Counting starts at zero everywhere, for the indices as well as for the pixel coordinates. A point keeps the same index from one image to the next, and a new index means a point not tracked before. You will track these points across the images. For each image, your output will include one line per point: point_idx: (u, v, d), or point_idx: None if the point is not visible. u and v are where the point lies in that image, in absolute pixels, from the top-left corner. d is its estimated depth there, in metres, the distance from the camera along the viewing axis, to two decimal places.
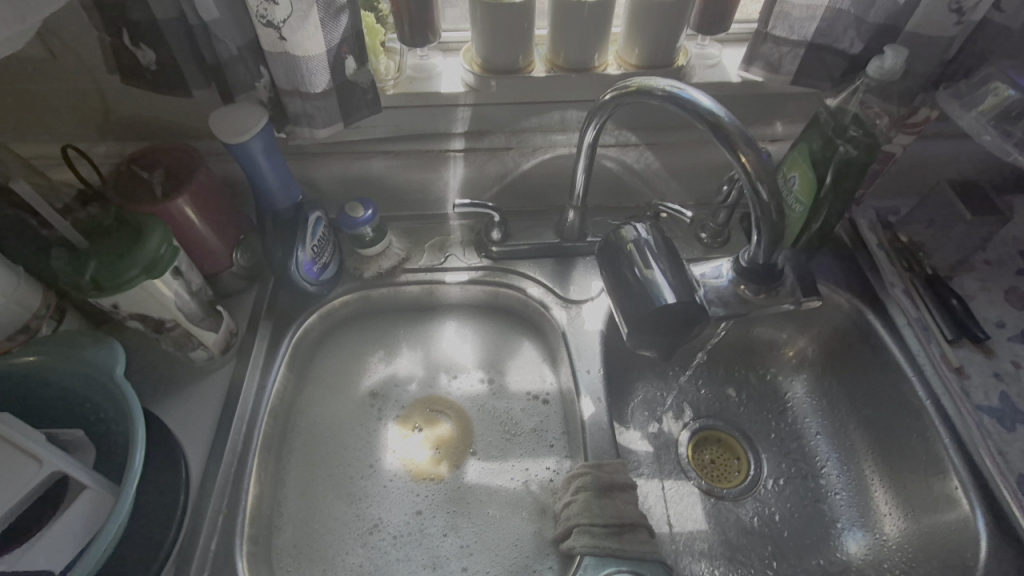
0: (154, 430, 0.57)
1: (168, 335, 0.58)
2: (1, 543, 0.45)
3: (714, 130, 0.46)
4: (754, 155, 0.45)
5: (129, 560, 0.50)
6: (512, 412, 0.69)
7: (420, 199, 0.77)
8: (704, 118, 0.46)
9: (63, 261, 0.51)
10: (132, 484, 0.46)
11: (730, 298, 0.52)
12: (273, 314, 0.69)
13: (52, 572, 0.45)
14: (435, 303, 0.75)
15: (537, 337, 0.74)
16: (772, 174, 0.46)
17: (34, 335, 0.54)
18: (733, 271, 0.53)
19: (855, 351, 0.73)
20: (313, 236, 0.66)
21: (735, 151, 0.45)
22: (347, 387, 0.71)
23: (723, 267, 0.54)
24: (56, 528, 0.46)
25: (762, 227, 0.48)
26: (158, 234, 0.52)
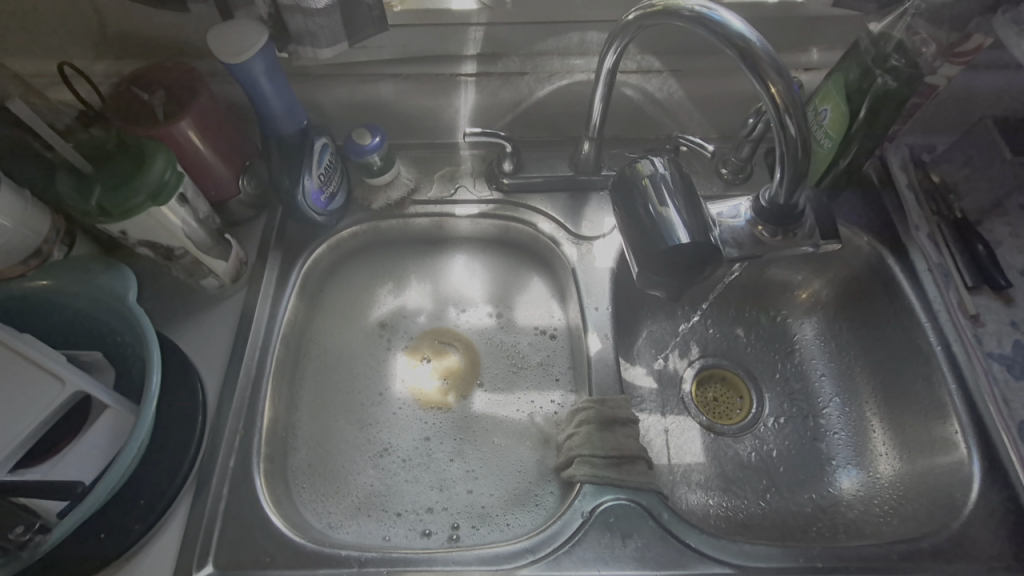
0: (170, 354, 0.59)
1: (178, 262, 0.58)
2: (35, 454, 0.48)
3: (743, 57, 0.42)
4: (785, 86, 0.42)
5: (155, 473, 0.53)
6: (520, 346, 0.70)
7: (430, 127, 0.74)
8: (733, 44, 0.42)
9: (67, 184, 0.50)
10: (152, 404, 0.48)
11: (745, 239, 0.51)
12: (282, 244, 0.69)
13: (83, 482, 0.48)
14: (444, 236, 0.74)
15: (547, 273, 0.73)
16: (802, 108, 0.43)
17: (47, 260, 0.53)
18: (751, 212, 0.51)
19: (870, 296, 0.71)
20: (320, 164, 0.64)
21: (765, 81, 0.42)
22: (357, 318, 0.72)
23: (741, 207, 0.52)
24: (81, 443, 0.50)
25: (787, 166, 0.45)
26: (162, 158, 0.51)
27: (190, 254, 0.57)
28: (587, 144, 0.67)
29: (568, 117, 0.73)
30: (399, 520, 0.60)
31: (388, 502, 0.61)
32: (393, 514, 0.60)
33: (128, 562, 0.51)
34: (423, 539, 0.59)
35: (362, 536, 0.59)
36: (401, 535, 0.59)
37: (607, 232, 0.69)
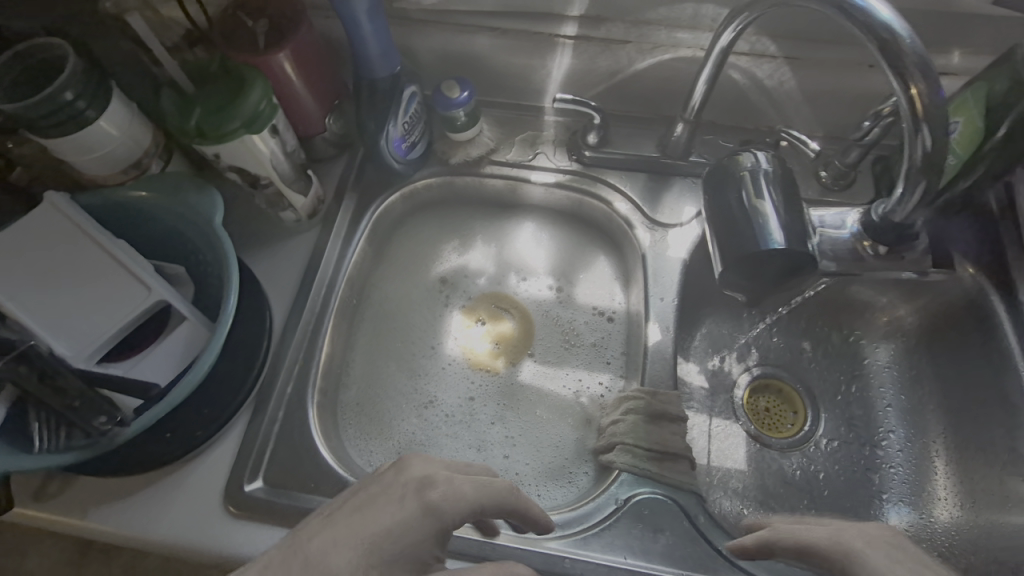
0: (245, 279, 0.62)
1: (262, 192, 0.60)
2: (120, 350, 0.53)
3: (885, 52, 0.38)
4: (928, 88, 0.38)
5: (220, 387, 0.56)
6: (576, 323, 0.69)
7: (518, 87, 0.71)
8: (877, 35, 0.38)
9: (171, 103, 0.52)
10: (226, 325, 0.50)
11: (845, 254, 0.48)
12: (358, 187, 0.69)
13: (157, 385, 0.52)
14: (516, 200, 0.73)
15: (615, 254, 0.71)
16: (943, 118, 0.38)
17: (145, 173, 0.57)
18: (860, 224, 0.48)
19: (964, 331, 0.66)
20: (405, 112, 0.63)
21: (906, 81, 0.38)
22: (420, 271, 0.72)
23: (847, 218, 0.49)
24: (162, 350, 0.53)
25: (915, 181, 0.41)
26: (260, 89, 0.52)
27: (274, 185, 0.58)
28: (682, 125, 0.64)
29: (665, 94, 0.69)
30: None
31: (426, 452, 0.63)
32: None
33: (191, 462, 0.55)
34: None
35: None
36: None
37: (685, 221, 0.66)
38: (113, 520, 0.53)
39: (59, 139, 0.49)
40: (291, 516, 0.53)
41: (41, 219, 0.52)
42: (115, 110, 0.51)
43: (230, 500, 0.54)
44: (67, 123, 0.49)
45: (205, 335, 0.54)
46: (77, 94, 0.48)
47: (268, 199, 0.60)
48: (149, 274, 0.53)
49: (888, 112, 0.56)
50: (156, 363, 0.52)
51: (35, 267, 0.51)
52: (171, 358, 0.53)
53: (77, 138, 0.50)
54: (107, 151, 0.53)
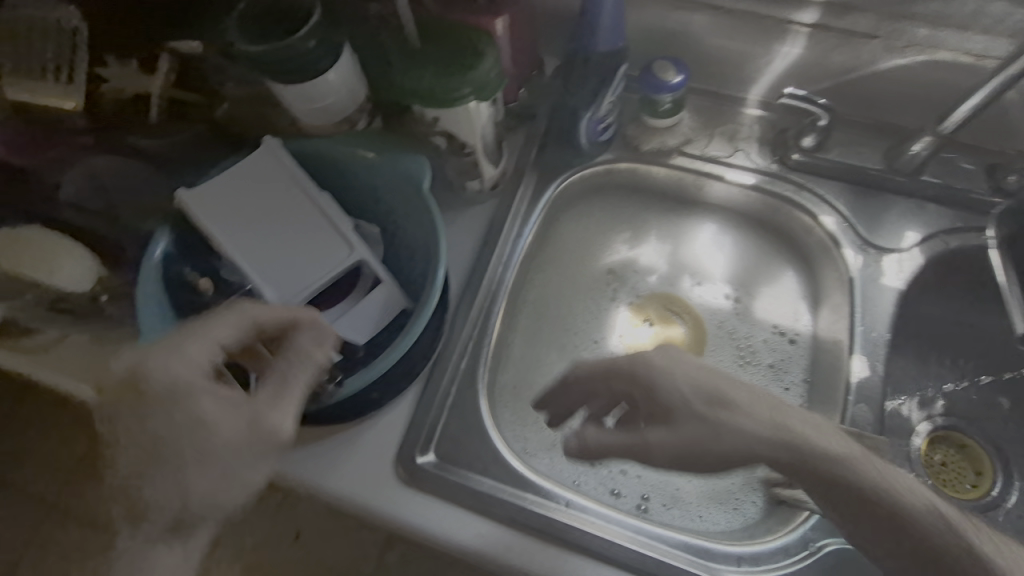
0: None
1: (458, 160, 0.57)
2: (321, 303, 0.53)
3: None
4: None
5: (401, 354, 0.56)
6: (753, 340, 0.64)
7: (726, 72, 0.64)
8: None
9: (399, 60, 0.49)
10: (436, 297, 0.49)
11: None
12: (539, 164, 0.66)
13: (356, 343, 0.53)
14: (701, 198, 0.68)
15: (805, 271, 0.65)
16: None
17: (354, 129, 0.54)
18: None
19: None
20: (613, 91, 0.59)
21: None
22: (585, 259, 0.69)
23: None
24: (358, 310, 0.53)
25: None
26: (494, 55, 0.48)
27: (476, 154, 0.56)
28: (926, 139, 0.57)
29: (900, 100, 0.60)
30: (591, 471, 0.60)
31: None
32: (585, 463, 0.61)
33: (365, 422, 0.56)
34: (611, 497, 0.59)
35: (553, 472, 0.60)
36: (591, 486, 0.59)
37: (905, 247, 0.59)
38: (292, 467, 0.55)
39: (290, 87, 0.48)
40: (461, 494, 0.53)
41: (256, 164, 0.52)
42: (344, 62, 0.48)
43: (402, 464, 0.54)
44: (302, 73, 0.47)
45: (402, 302, 0.54)
46: (316, 45, 0.47)
47: (463, 168, 0.57)
48: (353, 233, 0.52)
49: None
50: (353, 324, 0.53)
51: (251, 211, 0.51)
52: (368, 322, 0.53)
53: (306, 86, 0.48)
54: (327, 103, 0.50)
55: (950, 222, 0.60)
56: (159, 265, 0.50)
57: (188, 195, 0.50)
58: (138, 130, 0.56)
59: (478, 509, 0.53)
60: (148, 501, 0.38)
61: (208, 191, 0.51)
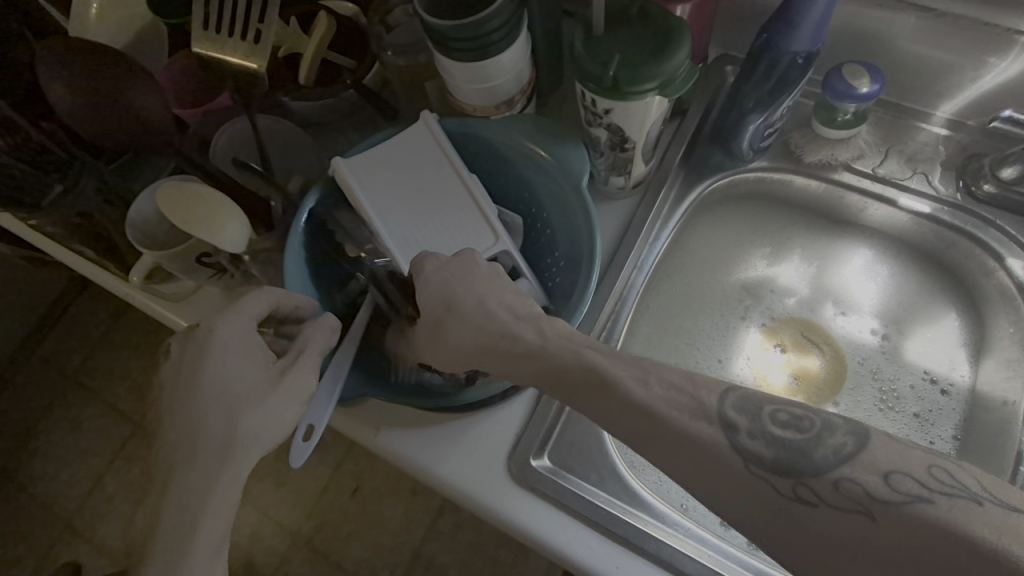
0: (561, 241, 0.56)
1: (613, 155, 0.53)
2: None
3: None
4: None
5: None
6: (897, 384, 0.59)
7: (918, 83, 0.57)
8: None
9: (579, 43, 0.46)
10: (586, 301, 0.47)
11: None
12: (687, 164, 0.61)
13: None
14: (859, 221, 0.61)
15: (972, 317, 0.58)
16: None
17: (511, 110, 0.52)
18: None
19: None
20: (791, 97, 0.53)
21: None
22: (718, 272, 0.65)
23: None
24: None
25: None
26: (687, 45, 0.44)
27: (636, 151, 0.52)
28: None
29: None
30: None
31: None
32: None
33: (476, 415, 0.53)
34: (722, 529, 0.55)
35: (662, 490, 0.56)
36: (701, 513, 0.55)
37: None
38: (397, 449, 0.53)
39: (460, 64, 0.46)
40: (573, 503, 0.49)
41: (411, 140, 0.51)
42: (518, 43, 0.47)
43: (514, 463, 0.51)
44: (478, 51, 0.45)
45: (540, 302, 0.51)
46: (499, 24, 0.44)
47: (615, 163, 0.53)
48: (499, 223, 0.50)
49: None
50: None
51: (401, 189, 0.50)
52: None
53: (478, 65, 0.46)
54: (494, 84, 0.49)
55: None
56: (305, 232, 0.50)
57: (343, 161, 0.49)
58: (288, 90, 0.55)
59: (590, 523, 0.49)
60: (175, 506, 0.40)
61: (363, 162, 0.50)
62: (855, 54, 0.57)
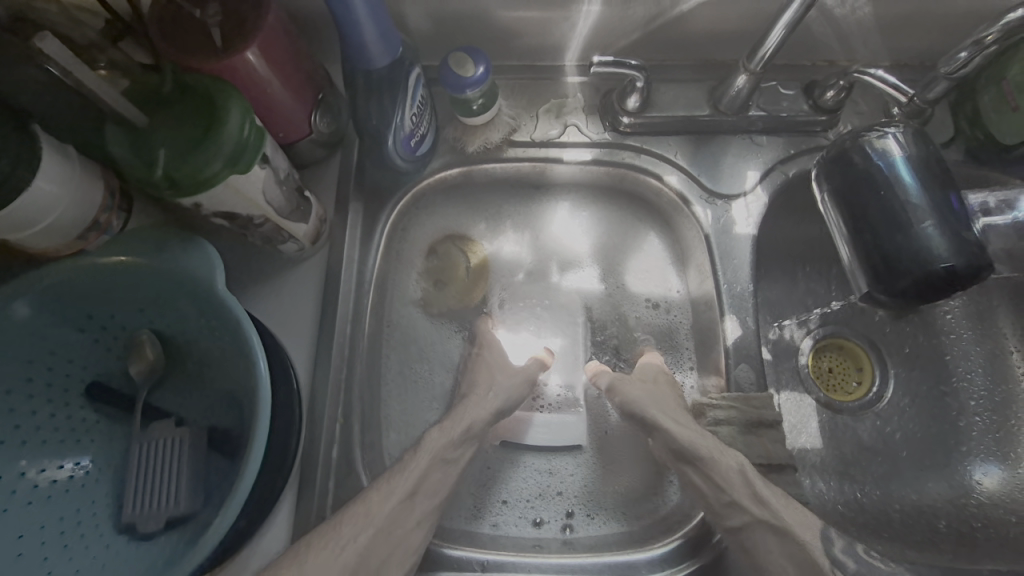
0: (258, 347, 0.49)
1: (256, 230, 0.48)
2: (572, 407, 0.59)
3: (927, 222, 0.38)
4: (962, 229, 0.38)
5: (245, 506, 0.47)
6: (630, 316, 0.62)
7: (533, 43, 0.58)
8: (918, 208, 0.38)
9: (121, 143, 0.39)
10: (267, 392, 0.43)
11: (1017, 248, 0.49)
12: (363, 192, 0.59)
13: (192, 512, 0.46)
14: (545, 182, 0.63)
15: (666, 227, 0.63)
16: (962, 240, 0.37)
17: (107, 232, 0.44)
18: None
19: None
20: (413, 102, 0.51)
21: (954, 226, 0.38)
22: (453, 300, 0.62)
23: None
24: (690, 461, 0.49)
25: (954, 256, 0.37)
26: (235, 112, 0.39)
27: (271, 220, 0.47)
28: (743, 77, 0.54)
29: (717, 36, 0.57)
30: (507, 508, 0.55)
31: (489, 492, 0.56)
32: (499, 502, 0.55)
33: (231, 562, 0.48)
34: (534, 529, 0.54)
35: (467, 526, 0.54)
36: (512, 524, 0.54)
37: (749, 189, 0.58)
38: None
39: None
40: None
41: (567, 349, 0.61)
42: (49, 164, 0.38)
43: None
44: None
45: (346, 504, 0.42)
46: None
47: (265, 236, 0.49)
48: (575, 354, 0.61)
49: (991, 39, 0.47)
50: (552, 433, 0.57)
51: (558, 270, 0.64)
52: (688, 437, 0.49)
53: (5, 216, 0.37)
54: (51, 222, 0.40)
55: (785, 149, 0.59)
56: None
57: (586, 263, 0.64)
58: None
59: None
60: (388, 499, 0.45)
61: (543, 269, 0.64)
62: (462, 35, 0.56)
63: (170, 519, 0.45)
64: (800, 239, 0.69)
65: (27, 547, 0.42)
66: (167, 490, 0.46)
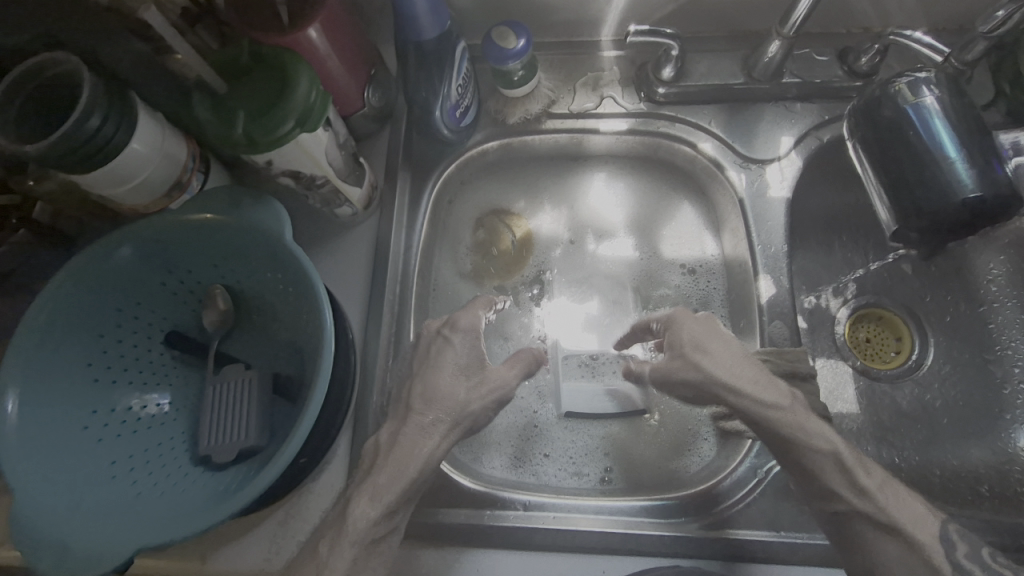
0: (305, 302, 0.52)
1: (317, 192, 0.52)
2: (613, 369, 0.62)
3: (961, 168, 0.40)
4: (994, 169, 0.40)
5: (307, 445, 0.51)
6: (665, 281, 0.64)
7: (570, 19, 0.61)
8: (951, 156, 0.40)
9: (205, 107, 0.43)
10: (330, 342, 0.47)
11: None
12: (410, 163, 0.62)
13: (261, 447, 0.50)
14: (582, 153, 0.66)
15: (700, 196, 0.65)
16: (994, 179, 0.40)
17: (187, 191, 0.49)
18: None
19: None
20: (458, 73, 0.55)
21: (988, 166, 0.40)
22: (495, 268, 0.65)
23: None
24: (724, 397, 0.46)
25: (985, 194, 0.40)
26: (304, 78, 0.43)
27: (331, 182, 0.51)
28: (777, 42, 0.55)
29: (749, 6, 0.59)
30: (546, 460, 0.58)
31: (530, 444, 0.59)
32: (540, 455, 0.58)
33: (295, 496, 0.52)
34: (573, 480, 0.57)
35: (509, 474, 0.57)
36: (551, 474, 0.57)
37: (783, 154, 0.59)
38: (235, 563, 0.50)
39: (86, 176, 0.41)
40: (417, 531, 0.50)
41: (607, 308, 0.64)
42: (143, 126, 0.43)
43: None
44: (94, 158, 0.41)
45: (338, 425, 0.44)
46: (100, 121, 0.40)
47: (324, 198, 0.53)
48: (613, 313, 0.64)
49: None
50: (595, 400, 0.59)
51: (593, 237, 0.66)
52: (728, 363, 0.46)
53: (107, 170, 0.42)
54: (143, 178, 0.45)
55: (819, 115, 0.60)
56: (20, 420, 0.44)
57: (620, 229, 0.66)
58: None
59: (439, 542, 0.50)
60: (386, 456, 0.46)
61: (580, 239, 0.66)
62: (503, 12, 0.60)
63: (241, 453, 0.50)
64: (836, 208, 0.70)
65: (119, 472, 0.48)
66: (237, 426, 0.51)
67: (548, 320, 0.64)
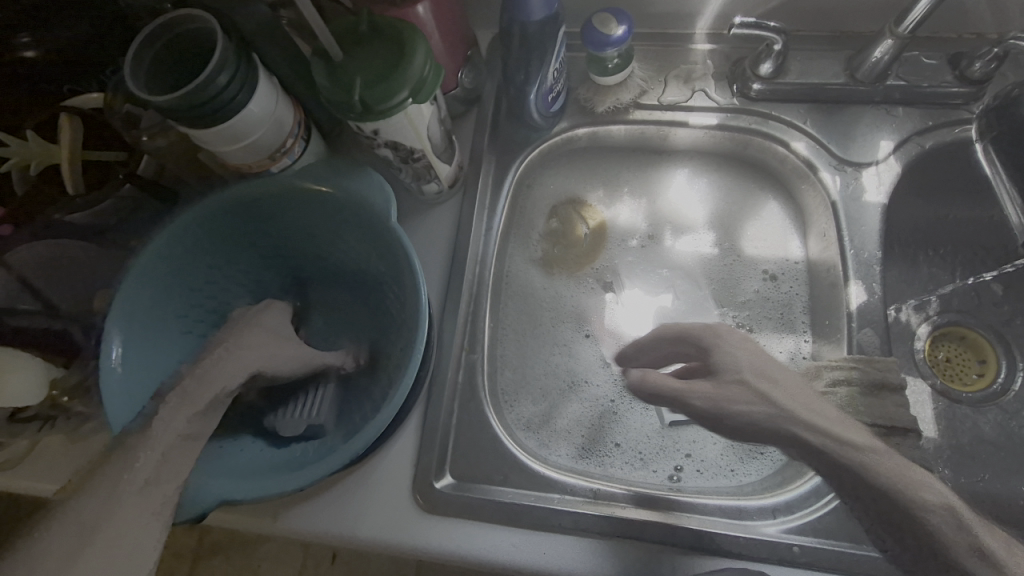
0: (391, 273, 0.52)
1: (411, 166, 0.53)
2: None
3: None
4: None
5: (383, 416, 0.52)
6: (743, 281, 0.63)
7: (669, 10, 0.61)
8: None
9: (322, 73, 0.44)
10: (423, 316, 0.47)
11: None
12: (495, 145, 0.63)
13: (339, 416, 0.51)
14: (666, 147, 0.65)
15: (785, 198, 0.64)
16: None
17: (290, 156, 0.50)
18: None
19: None
20: (556, 58, 0.54)
21: None
22: (571, 258, 0.65)
23: None
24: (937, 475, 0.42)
25: None
26: (421, 50, 0.44)
27: (427, 157, 0.52)
28: (888, 43, 0.54)
29: (859, 5, 0.57)
30: (615, 451, 0.57)
31: (599, 433, 0.58)
32: (609, 445, 0.58)
33: (367, 463, 0.53)
34: (643, 474, 0.56)
35: (576, 463, 0.57)
36: (619, 466, 0.57)
37: (881, 158, 0.57)
38: (306, 524, 0.51)
39: (206, 129, 0.43)
40: (485, 510, 0.50)
41: (685, 304, 0.63)
42: (262, 91, 0.44)
43: (419, 492, 0.51)
44: (217, 115, 0.42)
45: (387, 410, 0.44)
46: (229, 78, 0.41)
47: (417, 173, 0.54)
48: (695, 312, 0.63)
49: None
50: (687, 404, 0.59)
51: (671, 231, 0.66)
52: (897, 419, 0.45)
53: (226, 127, 0.43)
54: (254, 138, 0.46)
55: (922, 121, 0.58)
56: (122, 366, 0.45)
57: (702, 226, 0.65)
58: (58, 204, 0.48)
59: (507, 522, 0.50)
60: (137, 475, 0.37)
61: (659, 233, 0.66)
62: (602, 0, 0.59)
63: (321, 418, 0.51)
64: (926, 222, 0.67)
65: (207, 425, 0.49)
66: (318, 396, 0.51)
67: (622, 314, 0.64)
